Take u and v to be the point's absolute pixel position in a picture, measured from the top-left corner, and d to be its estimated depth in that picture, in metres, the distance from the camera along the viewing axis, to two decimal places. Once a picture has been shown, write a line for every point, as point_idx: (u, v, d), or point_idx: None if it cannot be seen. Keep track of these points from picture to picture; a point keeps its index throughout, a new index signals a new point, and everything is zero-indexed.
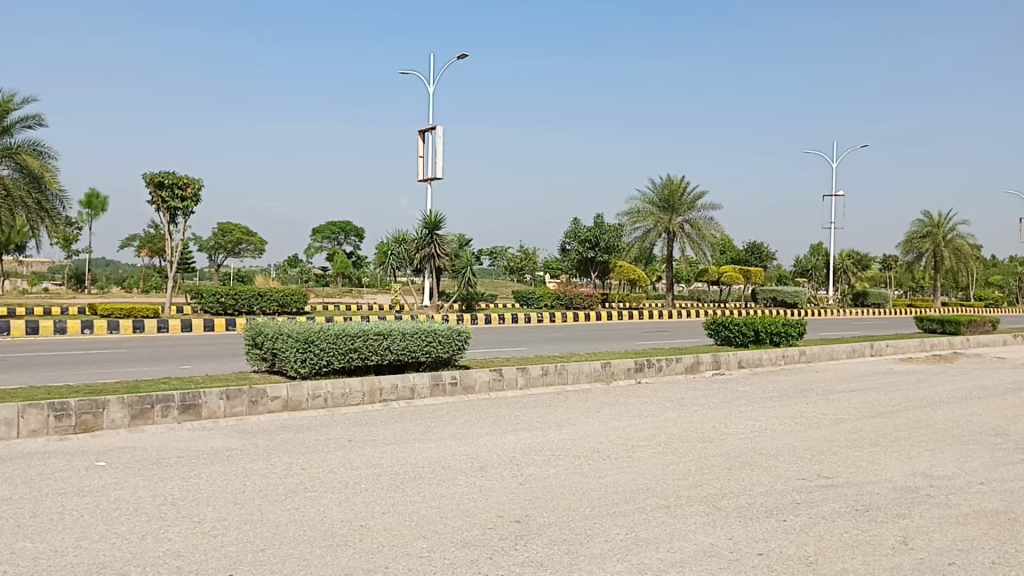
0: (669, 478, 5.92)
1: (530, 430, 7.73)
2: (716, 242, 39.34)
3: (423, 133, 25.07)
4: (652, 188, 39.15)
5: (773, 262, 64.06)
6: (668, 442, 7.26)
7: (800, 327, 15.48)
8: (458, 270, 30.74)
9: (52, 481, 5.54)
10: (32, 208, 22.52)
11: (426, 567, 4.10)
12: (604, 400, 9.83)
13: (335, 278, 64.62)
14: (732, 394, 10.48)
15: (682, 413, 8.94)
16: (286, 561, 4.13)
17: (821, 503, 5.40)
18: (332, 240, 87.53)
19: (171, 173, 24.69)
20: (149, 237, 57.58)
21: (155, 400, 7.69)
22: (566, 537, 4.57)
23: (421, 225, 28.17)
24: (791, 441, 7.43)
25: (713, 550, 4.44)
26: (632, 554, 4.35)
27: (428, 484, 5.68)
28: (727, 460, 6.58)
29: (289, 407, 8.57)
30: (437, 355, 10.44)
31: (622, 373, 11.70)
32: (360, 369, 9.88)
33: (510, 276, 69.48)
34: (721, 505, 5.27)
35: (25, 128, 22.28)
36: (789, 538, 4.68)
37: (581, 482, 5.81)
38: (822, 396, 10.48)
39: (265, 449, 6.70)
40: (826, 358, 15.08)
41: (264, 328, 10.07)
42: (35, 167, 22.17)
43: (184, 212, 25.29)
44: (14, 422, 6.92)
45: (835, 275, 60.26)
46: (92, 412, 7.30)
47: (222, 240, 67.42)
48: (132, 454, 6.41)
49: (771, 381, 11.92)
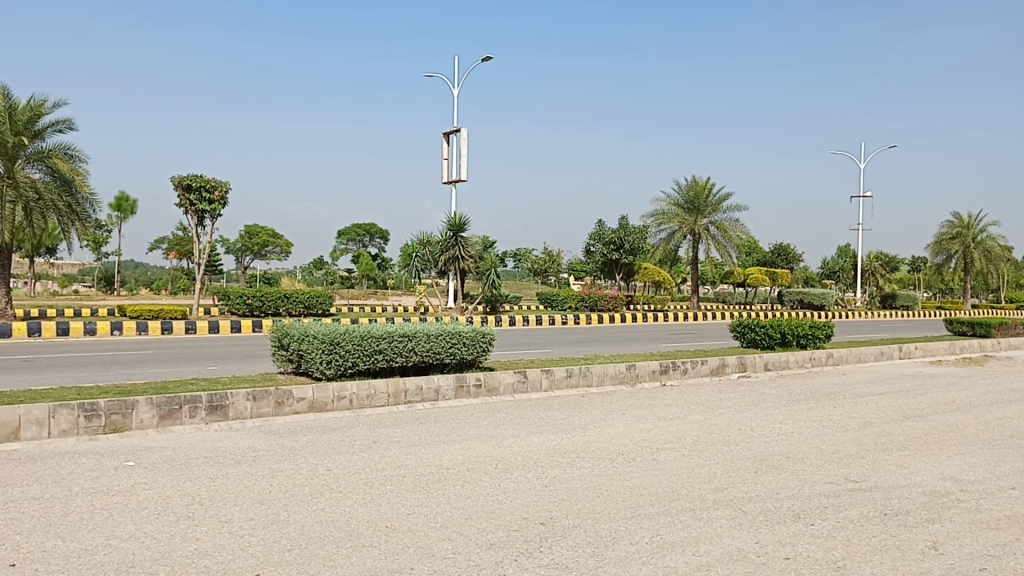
0: (695, 481, 5.89)
1: (555, 433, 7.71)
2: (741, 243, 39.08)
3: (448, 135, 25.10)
4: (677, 189, 38.94)
5: (800, 264, 63.58)
6: (694, 445, 7.22)
7: (828, 329, 15.35)
8: (482, 272, 30.80)
9: (82, 480, 5.61)
10: (63, 211, 22.89)
11: (451, 569, 4.10)
12: (629, 402, 9.80)
13: (360, 279, 64.99)
14: (758, 396, 10.40)
15: (708, 415, 8.88)
16: (312, 561, 4.15)
17: (849, 507, 5.34)
18: (358, 242, 87.98)
19: (199, 176, 24.96)
20: (177, 239, 58.23)
21: (183, 401, 7.77)
22: (591, 539, 4.57)
23: (445, 227, 28.24)
24: (819, 445, 7.37)
25: (739, 554, 4.41)
26: (657, 557, 4.32)
27: (453, 485, 5.69)
28: (753, 463, 6.54)
29: (315, 408, 8.63)
30: (461, 357, 10.46)
31: (647, 375, 11.65)
32: (386, 370, 9.91)
33: (535, 278, 69.50)
34: (747, 508, 5.23)
35: (56, 132, 22.62)
36: (817, 542, 4.63)
37: (606, 484, 5.79)
38: (849, 399, 10.37)
39: (291, 450, 6.75)
40: (854, 361, 14.92)
41: (290, 329, 10.14)
42: (66, 171, 22.53)
43: (211, 215, 25.55)
44: (45, 422, 7.01)
45: (862, 277, 59.72)
46: (122, 412, 7.39)
47: (249, 242, 68.03)
48: (161, 454, 6.48)
49: (798, 384, 11.79)
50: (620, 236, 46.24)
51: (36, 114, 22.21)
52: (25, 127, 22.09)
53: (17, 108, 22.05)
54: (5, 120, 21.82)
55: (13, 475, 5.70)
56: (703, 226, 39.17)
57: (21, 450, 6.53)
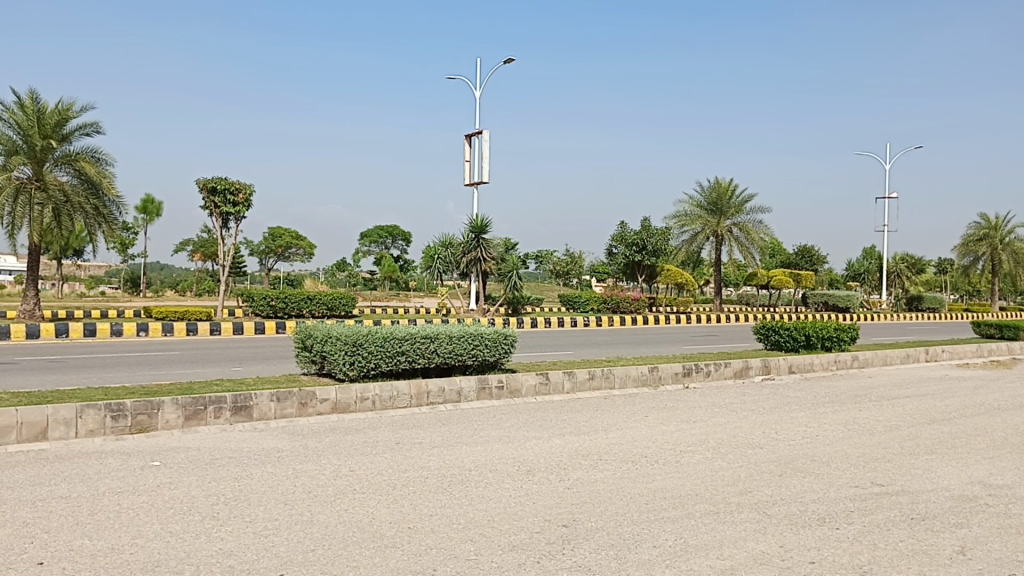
0: (718, 484, 5.84)
1: (578, 435, 7.71)
2: (765, 245, 38.83)
3: (469, 137, 25.12)
4: (700, 191, 38.76)
5: (824, 266, 63.15)
6: (718, 448, 7.18)
7: (853, 331, 15.20)
8: (504, 274, 30.81)
9: (109, 479, 5.67)
10: (90, 213, 23.11)
11: (474, 570, 4.11)
12: (652, 404, 9.77)
13: (383, 281, 65.29)
14: (782, 400, 10.31)
15: (732, 418, 8.82)
16: (336, 562, 4.16)
17: (875, 511, 5.29)
18: (380, 244, 88.28)
19: (223, 178, 25.16)
20: (202, 241, 58.75)
21: (208, 402, 7.83)
22: (614, 542, 4.55)
23: (468, 229, 28.24)
24: (844, 448, 7.29)
25: (764, 557, 4.38)
26: (681, 561, 4.30)
27: (476, 487, 5.70)
28: (778, 466, 6.50)
29: (338, 409, 8.66)
30: (484, 359, 10.47)
31: (670, 377, 11.59)
32: (408, 371, 9.93)
33: (556, 280, 69.55)
34: (772, 512, 5.20)
35: (83, 135, 22.87)
36: (843, 546, 4.59)
37: (630, 486, 5.77)
38: (875, 402, 10.25)
39: (314, 450, 6.79)
40: (880, 364, 14.75)
41: (313, 331, 10.19)
42: (93, 174, 22.73)
43: (235, 217, 25.74)
44: (73, 422, 7.09)
45: (888, 279, 59.18)
46: (148, 413, 7.46)
47: (273, 244, 68.49)
48: (186, 455, 6.53)
49: (822, 387, 11.69)
50: (642, 238, 46.08)
51: (64, 118, 22.38)
52: (53, 131, 22.29)
53: (45, 112, 22.23)
54: (33, 124, 22.02)
55: (42, 474, 5.78)
56: (726, 228, 38.99)
57: (49, 450, 6.60)
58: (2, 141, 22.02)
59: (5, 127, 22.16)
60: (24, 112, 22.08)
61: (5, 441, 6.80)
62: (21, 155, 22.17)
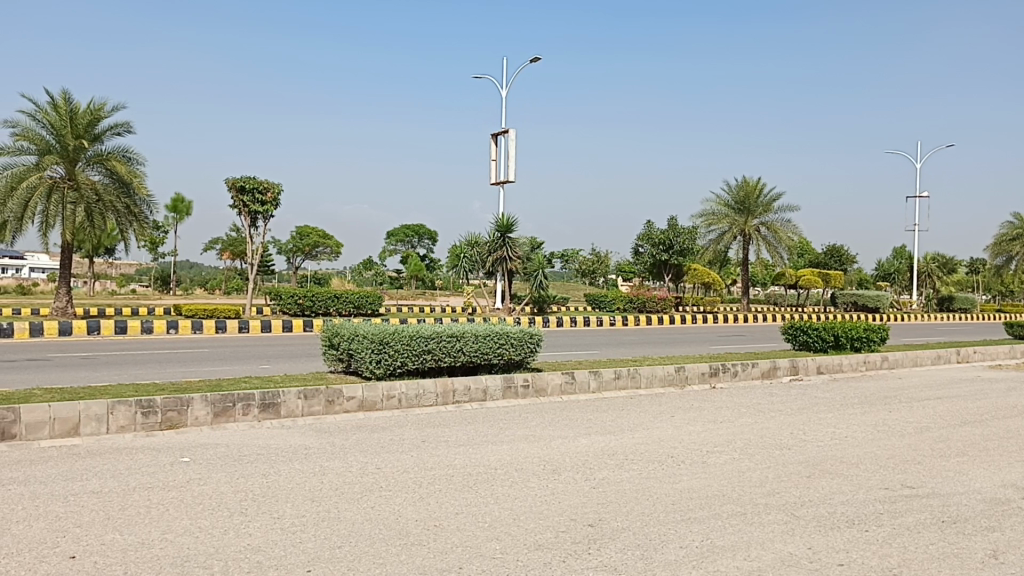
0: (745, 485, 5.80)
1: (604, 434, 7.70)
2: (793, 245, 38.52)
3: (496, 136, 25.09)
4: (727, 190, 38.53)
5: (853, 266, 62.51)
6: (746, 448, 7.13)
7: (883, 332, 15.04)
8: (530, 273, 30.82)
9: (139, 475, 5.75)
10: (121, 213, 23.39)
11: (500, 568, 4.11)
12: (678, 404, 9.72)
13: (408, 280, 65.49)
14: (810, 400, 10.22)
15: (759, 419, 8.76)
16: (362, 559, 4.18)
17: (905, 513, 5.23)
18: (406, 243, 88.64)
19: (252, 178, 25.36)
20: (231, 240, 59.35)
21: (237, 399, 7.90)
22: (640, 542, 4.54)
23: (493, 228, 28.26)
24: (874, 450, 7.21)
25: (792, 559, 4.34)
26: (707, 562, 4.27)
27: (501, 486, 5.70)
28: (806, 468, 6.44)
29: (365, 407, 8.70)
30: (509, 357, 10.47)
31: (697, 378, 11.52)
32: (434, 370, 9.96)
33: (582, 279, 69.50)
34: (800, 514, 5.15)
35: (115, 135, 23.16)
36: (873, 548, 4.55)
37: (656, 487, 5.74)
38: (906, 404, 10.13)
39: (341, 448, 6.83)
40: (910, 364, 14.59)
41: (340, 329, 10.25)
42: (124, 173, 22.99)
43: (264, 217, 25.94)
44: (104, 418, 7.19)
45: (919, 279, 58.46)
46: (177, 409, 7.54)
47: (301, 243, 69.05)
48: (215, 451, 6.60)
49: (851, 388, 11.59)
50: (669, 237, 45.92)
51: (95, 118, 22.65)
52: (85, 130, 22.58)
53: (77, 113, 22.51)
54: (66, 124, 22.33)
55: (74, 470, 5.85)
56: (754, 227, 38.71)
57: (81, 446, 6.69)
58: (35, 141, 22.38)
59: (39, 126, 22.50)
60: (57, 112, 22.39)
61: (39, 437, 6.89)
62: (54, 155, 22.52)
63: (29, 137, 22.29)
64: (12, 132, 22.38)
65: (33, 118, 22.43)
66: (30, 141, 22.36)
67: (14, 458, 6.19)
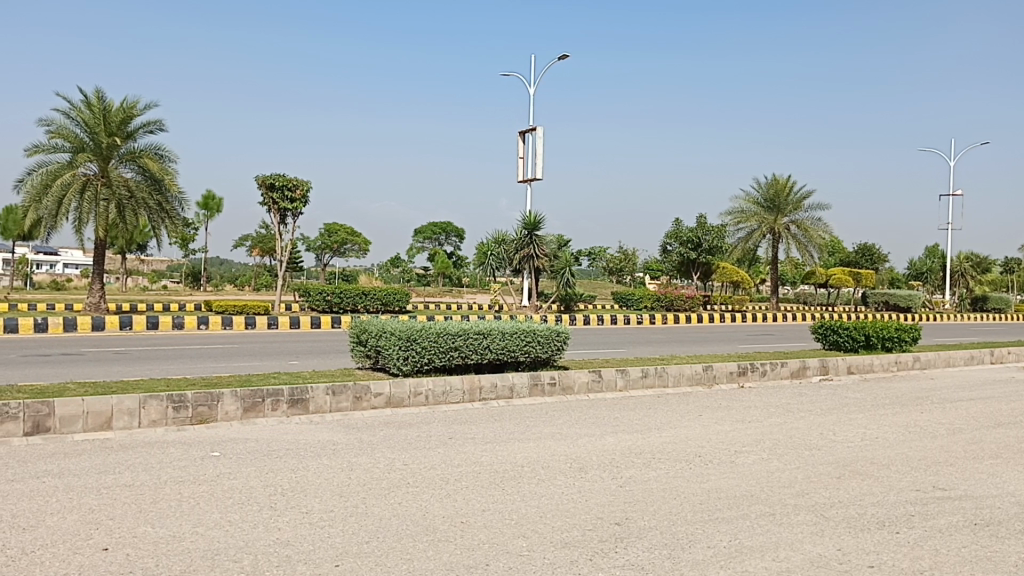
0: (774, 485, 5.76)
1: (631, 432, 7.70)
2: (824, 243, 38.13)
3: (524, 134, 25.07)
4: (757, 188, 38.23)
5: (885, 265, 61.78)
6: (774, 448, 7.08)
7: (915, 332, 14.86)
8: (557, 271, 30.82)
9: (171, 469, 5.82)
10: (154, 209, 23.69)
11: (527, 566, 4.10)
12: (706, 403, 9.65)
13: (436, 278, 65.69)
14: (841, 401, 10.10)
15: (789, 419, 8.69)
16: (390, 554, 4.20)
17: (938, 516, 5.17)
18: (433, 240, 88.81)
19: (282, 175, 25.57)
20: (260, 237, 59.90)
21: (266, 394, 7.98)
22: (668, 541, 4.52)
23: (521, 226, 28.25)
24: (905, 451, 7.13)
25: (821, 560, 4.31)
26: (735, 562, 4.25)
27: (528, 483, 5.70)
28: (836, 468, 6.38)
29: (392, 403, 8.74)
30: (537, 355, 10.46)
31: (724, 377, 11.45)
32: (460, 367, 9.97)
33: (610, 277, 69.34)
34: (830, 514, 5.10)
35: (148, 133, 23.43)
36: (903, 551, 4.50)
37: (684, 486, 5.71)
38: (939, 405, 9.99)
39: (369, 444, 6.88)
40: (943, 365, 14.39)
41: (368, 326, 10.31)
42: (156, 170, 23.23)
43: (293, 213, 26.10)
44: (136, 412, 7.27)
45: (953, 278, 57.54)
46: (208, 404, 7.63)
47: (329, 240, 69.49)
48: (245, 446, 6.65)
49: (883, 388, 11.48)
50: (698, 236, 45.71)
51: (128, 117, 22.90)
52: (118, 129, 22.86)
53: (110, 111, 22.77)
54: (99, 122, 22.62)
55: (106, 463, 5.93)
56: (784, 226, 38.37)
57: (114, 439, 6.78)
58: (70, 139, 22.71)
59: (73, 124, 22.81)
60: (91, 110, 22.64)
61: (73, 430, 7.00)
62: (88, 152, 22.83)
63: (64, 135, 22.61)
64: (47, 130, 22.72)
65: (67, 116, 22.75)
66: (64, 139, 22.69)
67: (48, 451, 6.29)
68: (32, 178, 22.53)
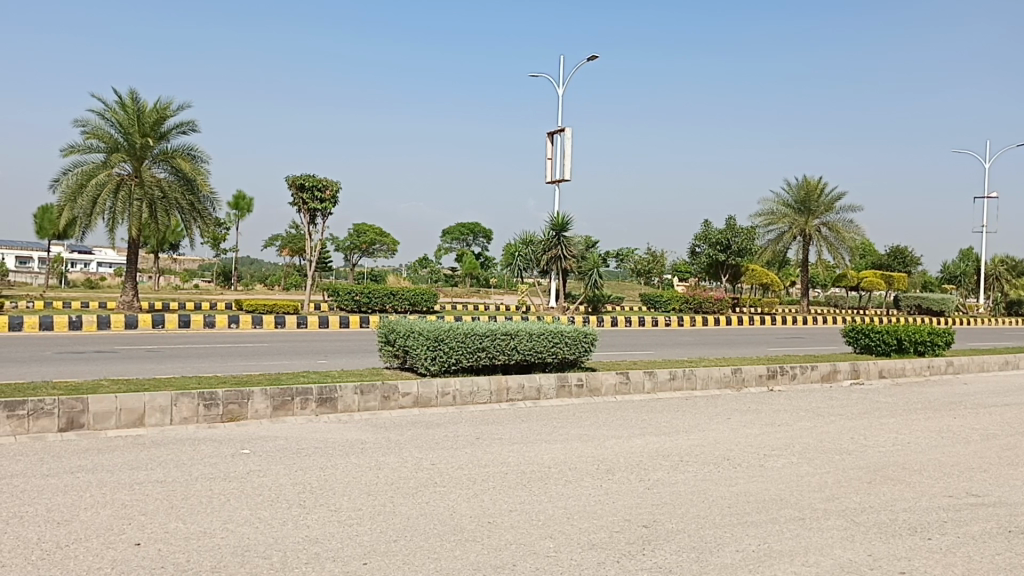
0: (805, 490, 5.71)
1: (659, 435, 7.65)
2: (856, 245, 37.70)
3: (551, 134, 24.99)
4: (788, 189, 37.85)
5: (918, 268, 60.99)
6: (804, 452, 7.02)
7: (948, 336, 14.67)
8: (585, 272, 30.75)
9: (202, 465, 5.89)
10: (186, 209, 23.98)
11: (553, 567, 4.11)
12: (736, 406, 9.59)
13: (464, 278, 65.68)
14: (873, 405, 9.98)
15: (819, 423, 8.60)
16: (417, 553, 4.22)
17: (970, 522, 5.10)
18: (461, 241, 88.97)
19: (312, 175, 25.75)
20: (290, 237, 60.38)
21: (295, 393, 8.05)
22: (695, 545, 4.50)
23: (549, 226, 28.19)
24: (938, 456, 7.04)
25: (852, 566, 4.27)
26: (764, 566, 4.22)
27: (555, 484, 5.70)
28: (868, 473, 6.30)
29: (419, 403, 8.77)
30: (564, 357, 10.46)
31: (754, 379, 11.37)
32: (488, 368, 9.99)
33: (638, 279, 69.06)
34: (860, 520, 5.05)
35: (180, 134, 23.73)
36: (936, 557, 4.44)
37: (712, 489, 5.70)
38: (972, 410, 9.82)
39: (396, 443, 6.92)
40: (976, 370, 14.16)
41: (397, 326, 10.36)
42: (188, 170, 23.51)
43: (322, 214, 26.28)
44: (168, 409, 7.36)
45: (988, 283, 56.64)
46: (238, 402, 7.71)
47: (357, 240, 69.81)
48: (274, 444, 6.72)
49: (915, 392, 11.31)
50: (726, 238, 44.56)
51: (162, 117, 23.19)
52: (151, 129, 23.15)
53: (144, 111, 23.05)
54: (133, 122, 22.91)
55: (139, 459, 6.02)
56: (815, 227, 37.97)
57: (147, 436, 6.87)
58: (105, 139, 23.03)
59: (108, 125, 23.14)
60: (125, 111, 22.94)
61: (106, 426, 7.10)
62: (122, 152, 23.15)
63: (99, 135, 22.96)
64: (83, 131, 23.08)
65: (102, 117, 23.07)
66: (99, 139, 23.03)
67: (82, 446, 6.39)
68: (67, 178, 22.87)
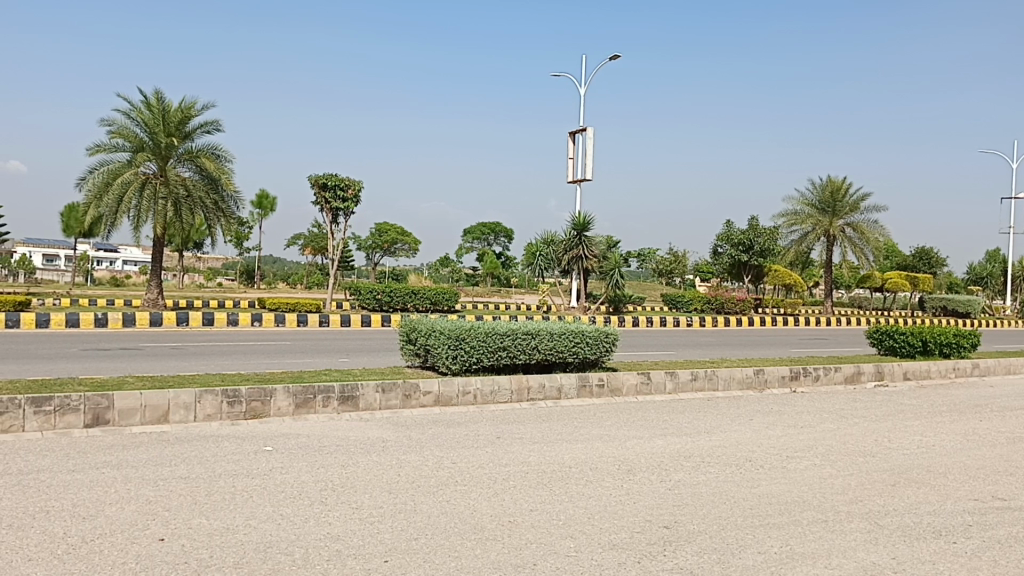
0: (827, 493, 5.66)
1: (680, 436, 7.62)
2: (880, 246, 37.38)
3: (573, 134, 24.94)
4: (812, 189, 37.59)
5: (944, 269, 60.39)
6: (828, 455, 6.95)
7: (974, 337, 14.51)
8: (606, 272, 30.68)
9: (225, 462, 5.93)
10: (210, 208, 24.19)
11: (574, 567, 4.10)
12: (758, 407, 9.54)
13: (485, 278, 65.72)
14: (897, 407, 9.89)
15: (842, 425, 8.53)
16: (438, 552, 4.23)
17: (996, 526, 5.05)
18: (483, 240, 89.04)
19: (334, 174, 25.88)
20: (313, 236, 60.67)
21: (317, 391, 8.08)
22: (717, 546, 4.48)
23: (570, 226, 28.15)
24: (964, 459, 6.96)
25: (876, 568, 4.24)
26: (787, 568, 4.19)
27: (576, 484, 5.69)
28: (891, 476, 6.24)
29: (440, 402, 8.78)
30: (584, 357, 10.44)
31: (776, 381, 11.30)
32: (509, 367, 9.98)
33: (660, 279, 68.83)
34: (884, 523, 5.01)
35: (205, 133, 23.92)
36: (960, 561, 4.40)
37: (733, 490, 5.66)
38: (998, 413, 9.70)
39: (417, 441, 6.93)
40: (1003, 372, 13.99)
41: (418, 326, 10.38)
42: (212, 169, 23.70)
43: (345, 213, 26.41)
44: (191, 406, 7.43)
45: (1015, 284, 55.92)
46: (261, 399, 7.76)
47: (379, 240, 70.02)
48: (297, 441, 6.77)
49: (939, 394, 11.19)
50: (749, 238, 44.23)
51: (186, 117, 23.37)
52: (176, 129, 23.34)
53: (169, 111, 23.25)
54: (158, 122, 23.12)
55: (162, 456, 6.08)
56: (838, 227, 37.71)
57: (170, 433, 6.93)
58: (130, 139, 23.24)
59: (133, 124, 23.35)
60: (150, 110, 23.15)
61: (131, 423, 7.16)
62: (147, 152, 23.37)
63: (124, 135, 23.17)
64: (109, 130, 23.32)
65: (128, 116, 23.30)
66: (125, 138, 23.24)
67: (107, 443, 6.47)
68: (93, 177, 23.11)
